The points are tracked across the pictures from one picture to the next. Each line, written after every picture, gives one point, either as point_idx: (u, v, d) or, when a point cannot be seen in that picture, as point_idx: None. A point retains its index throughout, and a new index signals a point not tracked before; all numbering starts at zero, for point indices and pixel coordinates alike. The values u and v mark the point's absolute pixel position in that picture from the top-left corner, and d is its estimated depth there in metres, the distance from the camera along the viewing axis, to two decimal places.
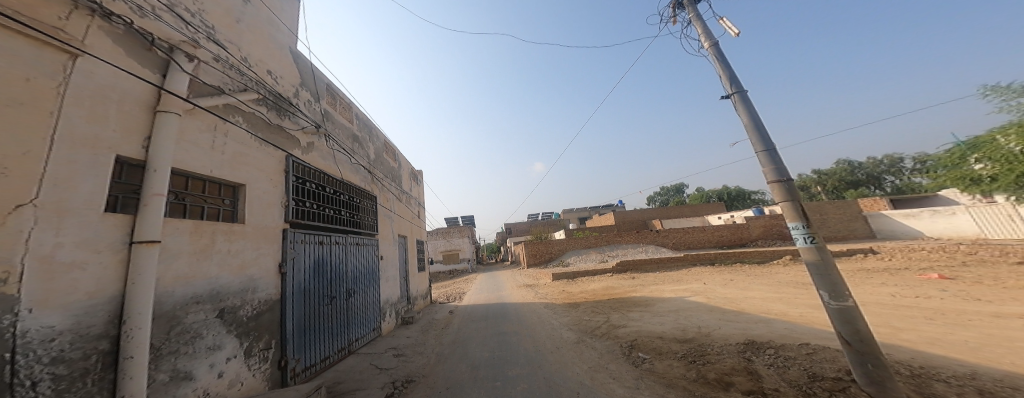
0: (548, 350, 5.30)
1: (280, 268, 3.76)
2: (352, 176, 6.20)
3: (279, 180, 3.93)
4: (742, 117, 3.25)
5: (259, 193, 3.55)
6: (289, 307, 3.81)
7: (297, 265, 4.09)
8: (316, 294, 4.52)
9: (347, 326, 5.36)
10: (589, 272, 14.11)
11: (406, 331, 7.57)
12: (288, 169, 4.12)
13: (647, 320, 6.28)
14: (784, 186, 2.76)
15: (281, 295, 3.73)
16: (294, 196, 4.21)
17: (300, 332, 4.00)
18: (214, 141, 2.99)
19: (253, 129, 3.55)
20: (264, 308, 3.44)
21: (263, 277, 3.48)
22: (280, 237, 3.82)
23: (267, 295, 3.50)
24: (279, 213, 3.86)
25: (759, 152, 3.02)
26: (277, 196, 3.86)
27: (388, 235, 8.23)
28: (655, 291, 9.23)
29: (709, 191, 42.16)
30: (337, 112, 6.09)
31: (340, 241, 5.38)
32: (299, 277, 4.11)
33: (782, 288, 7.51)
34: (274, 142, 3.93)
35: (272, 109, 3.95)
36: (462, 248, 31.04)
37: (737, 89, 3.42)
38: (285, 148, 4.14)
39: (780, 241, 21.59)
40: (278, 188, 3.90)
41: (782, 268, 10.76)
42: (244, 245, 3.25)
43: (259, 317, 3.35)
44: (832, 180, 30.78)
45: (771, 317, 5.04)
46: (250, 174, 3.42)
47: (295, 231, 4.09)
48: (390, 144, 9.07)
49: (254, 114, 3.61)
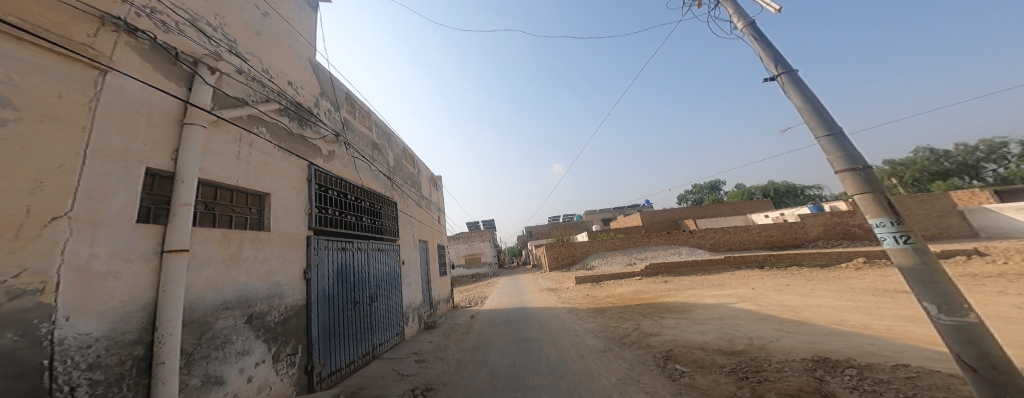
0: (571, 359, 4.95)
1: (304, 274, 3.84)
2: (372, 182, 6.35)
3: (302, 188, 4.04)
4: (794, 100, 2.73)
5: (283, 201, 3.65)
6: (314, 313, 3.87)
7: (321, 271, 4.17)
8: (340, 299, 4.59)
9: (370, 331, 5.42)
10: (618, 276, 13.36)
11: (429, 335, 7.56)
12: (311, 177, 4.25)
13: (685, 328, 5.68)
14: (860, 175, 2.23)
15: (307, 300, 3.79)
16: (317, 203, 4.33)
17: (325, 337, 4.05)
18: (239, 151, 3.11)
19: (276, 140, 3.69)
20: (290, 313, 3.50)
21: (288, 283, 3.54)
22: (305, 243, 3.91)
23: (293, 300, 3.55)
24: (303, 220, 3.97)
25: (820, 137, 2.51)
26: (301, 204, 3.97)
27: (409, 240, 8.33)
28: (693, 296, 8.44)
29: (752, 187, 38.71)
30: (356, 120, 6.28)
31: (362, 247, 5.48)
32: (323, 283, 4.19)
33: (854, 295, 6.47)
34: (297, 151, 4.07)
35: (294, 118, 4.12)
36: (487, 251, 31.21)
37: (783, 69, 2.87)
38: (308, 157, 4.27)
39: (844, 241, 19.09)
40: (301, 196, 4.01)
41: (850, 272, 9.37)
42: (270, 252, 3.34)
43: (286, 323, 3.40)
44: (911, 170, 27.23)
45: (847, 330, 4.28)
46: (274, 183, 3.53)
47: (318, 238, 4.18)
48: (409, 151, 9.26)
49: (277, 125, 3.76)
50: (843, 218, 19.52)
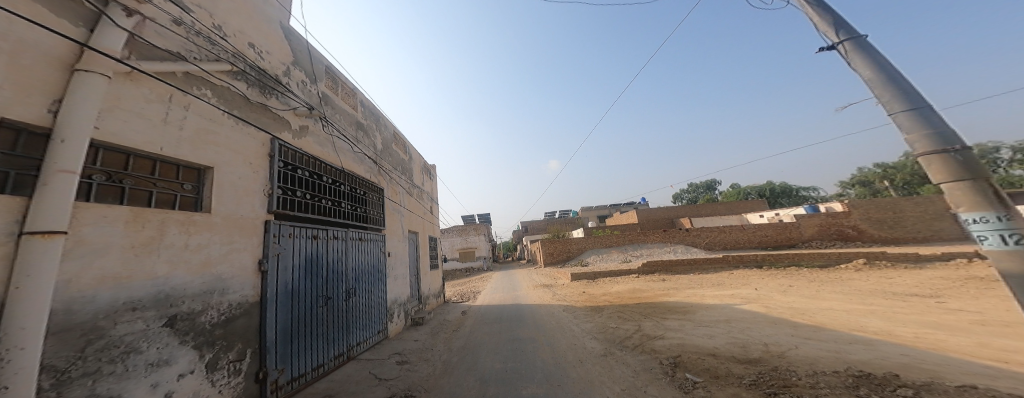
0: (568, 364, 4.50)
1: (259, 265, 3.22)
2: (354, 166, 5.76)
3: (263, 165, 3.40)
4: (861, 71, 2.56)
5: (232, 178, 3.01)
6: (271, 311, 3.28)
7: (283, 262, 3.58)
8: (309, 294, 4.01)
9: (346, 329, 4.89)
10: (614, 272, 12.96)
11: (414, 333, 7.04)
12: (274, 153, 3.60)
13: (690, 330, 5.26)
14: (955, 158, 1.96)
15: (261, 296, 3.20)
16: (281, 183, 3.71)
17: (285, 338, 3.48)
18: (168, 113, 2.46)
19: (226, 106, 3.05)
20: (237, 312, 2.91)
21: (234, 277, 2.93)
22: (261, 229, 3.28)
23: (241, 297, 2.96)
24: (261, 202, 3.33)
25: (898, 112, 2.27)
26: (259, 184, 3.32)
27: (397, 230, 7.76)
28: (694, 295, 8.05)
29: (745, 187, 38.93)
30: (338, 97, 5.66)
31: (338, 236, 4.91)
32: (285, 276, 3.60)
33: (867, 298, 6.10)
34: (257, 122, 3.43)
35: (253, 85, 3.48)
36: (480, 245, 30.75)
37: (846, 36, 2.69)
38: (271, 130, 3.63)
39: (838, 242, 19.03)
40: (261, 174, 3.36)
41: (854, 273, 9.06)
42: (212, 239, 2.72)
43: (229, 323, 2.82)
44: (904, 173, 28.36)
45: (873, 337, 3.85)
46: (220, 154, 2.90)
47: (280, 224, 3.57)
48: (399, 135, 8.67)
49: (229, 89, 3.12)
50: (839, 219, 19.41)
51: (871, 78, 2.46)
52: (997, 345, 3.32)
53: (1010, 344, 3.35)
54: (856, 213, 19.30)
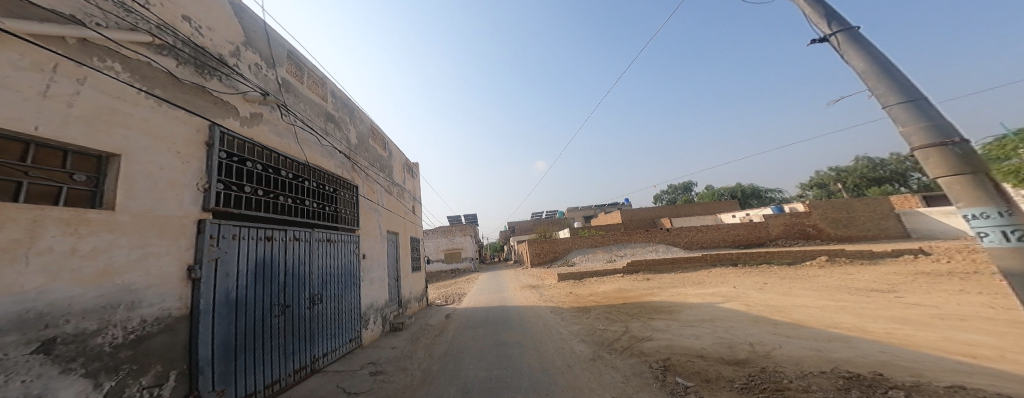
0: (557, 370, 4.33)
1: (190, 273, 2.89)
2: (320, 159, 5.49)
3: (194, 155, 3.08)
4: (854, 62, 2.70)
5: (153, 170, 2.65)
6: (204, 325, 2.96)
7: (223, 269, 3.25)
8: (259, 304, 3.69)
9: (308, 339, 4.56)
10: (599, 272, 13.06)
11: (393, 340, 6.65)
12: (212, 141, 3.31)
13: (678, 331, 5.27)
14: (954, 150, 2.11)
15: (192, 308, 2.89)
16: (222, 176, 3.41)
17: (226, 354, 3.16)
18: (48, 87, 2.05)
19: (143, 85, 2.73)
20: (153, 328, 2.56)
21: (150, 286, 2.55)
22: (194, 228, 2.97)
23: (160, 310, 2.61)
24: (194, 197, 3.02)
25: (893, 103, 2.42)
26: (188, 176, 2.98)
27: (373, 231, 7.36)
28: (677, 294, 8.19)
29: (719, 189, 41.02)
30: (301, 85, 5.36)
31: (297, 237, 4.59)
32: (227, 284, 3.28)
33: (836, 294, 6.39)
34: (189, 105, 3.15)
35: (187, 64, 3.22)
36: (466, 246, 30.31)
37: (838, 28, 2.85)
38: (210, 116, 3.35)
39: (801, 240, 20.39)
40: (191, 165, 3.04)
41: (821, 270, 9.57)
42: (118, 242, 2.32)
43: (142, 342, 2.46)
44: (854, 176, 31.03)
45: (849, 334, 3.96)
46: (132, 141, 2.52)
47: (221, 224, 3.25)
48: (377, 129, 8.23)
49: (148, 64, 2.81)
50: (802, 219, 20.79)
51: (864, 69, 2.61)
52: (962, 340, 3.48)
53: (974, 338, 3.52)
54: (816, 214, 20.73)
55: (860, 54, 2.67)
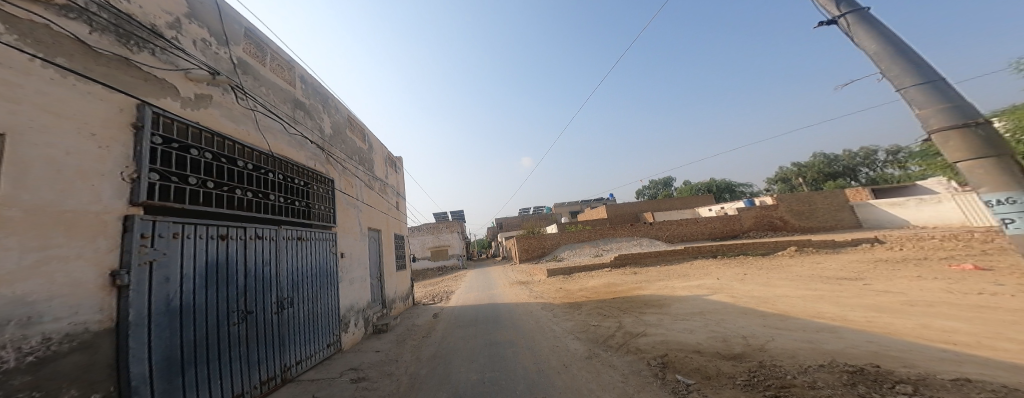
0: (553, 371, 4.17)
1: (113, 279, 2.44)
2: (287, 150, 4.98)
3: (116, 138, 2.62)
4: (868, 43, 3.35)
5: (55, 155, 2.20)
6: (136, 340, 2.53)
7: (160, 273, 2.80)
8: (210, 312, 3.24)
9: (276, 347, 4.13)
10: (586, 267, 13.14)
11: (376, 343, 6.26)
12: (144, 121, 2.86)
13: (670, 325, 5.28)
14: (977, 130, 2.67)
15: (119, 320, 2.45)
16: (159, 163, 2.97)
17: (170, 370, 2.74)
18: None
19: (38, 52, 2.25)
20: (61, 348, 2.08)
21: (53, 297, 2.06)
22: (116, 225, 2.51)
23: (69, 325, 2.12)
24: (115, 188, 2.55)
25: (912, 86, 3.02)
26: (107, 165, 2.51)
27: (352, 228, 6.84)
28: (664, 287, 8.33)
29: (694, 184, 42.95)
30: (262, 67, 4.80)
31: (260, 234, 4.13)
32: (168, 291, 2.85)
33: (812, 283, 6.69)
34: (108, 81, 2.68)
35: (106, 32, 2.74)
36: (451, 244, 29.76)
37: (853, 15, 3.53)
38: (137, 93, 2.90)
39: (769, 232, 21.71)
40: (113, 150, 2.59)
41: (793, 260, 10.09)
42: (4, 243, 1.85)
43: (45, 365, 1.97)
44: (813, 171, 33.52)
45: (835, 324, 4.08)
46: (22, 118, 2.04)
47: (152, 221, 2.78)
48: (355, 119, 7.66)
49: (48, 28, 2.32)
50: (770, 212, 22.12)
51: (880, 53, 3.26)
52: (939, 327, 3.66)
53: (949, 325, 3.71)
54: (783, 206, 22.15)
55: (872, 37, 3.31)
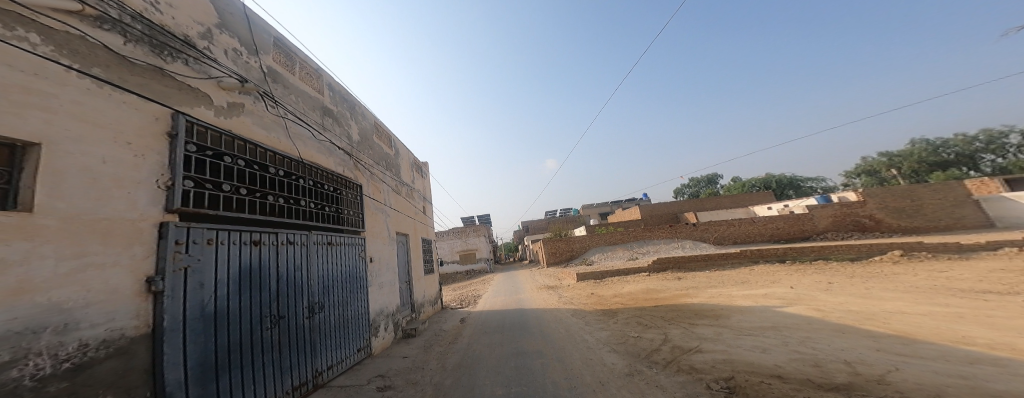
0: (586, 388, 3.50)
1: (149, 285, 2.23)
2: (317, 156, 4.92)
3: (153, 147, 2.42)
4: None
5: (89, 164, 1.99)
6: (170, 345, 2.32)
7: (197, 276, 2.59)
8: (245, 316, 3.05)
9: (308, 352, 3.98)
10: (623, 271, 12.02)
11: (404, 348, 6.08)
12: (176, 131, 2.64)
13: (732, 341, 4.31)
14: None
15: (154, 326, 2.25)
16: (192, 173, 2.73)
17: (204, 378, 2.54)
18: None
19: (75, 62, 2.08)
20: (98, 354, 1.92)
21: (92, 304, 1.89)
22: (150, 234, 2.29)
23: (106, 331, 1.95)
24: (152, 197, 2.35)
25: None
26: (141, 173, 2.29)
27: (380, 233, 6.79)
28: (719, 296, 7.12)
29: (751, 181, 38.34)
30: (292, 75, 4.83)
31: (292, 240, 3.96)
32: (202, 297, 2.62)
33: (934, 297, 5.17)
34: (145, 90, 2.49)
35: (142, 44, 2.57)
36: (482, 247, 29.82)
37: None
38: (169, 102, 2.67)
39: (855, 233, 18.32)
40: (148, 159, 2.37)
41: (896, 267, 8.12)
42: (38, 252, 1.67)
43: (81, 373, 1.82)
44: (909, 161, 27.88)
45: (999, 355, 2.91)
46: (57, 128, 1.86)
47: (185, 227, 2.53)
48: (380, 125, 7.73)
49: (83, 39, 2.15)
50: (853, 209, 18.75)
51: None
52: None
53: None
54: (871, 203, 18.60)
55: None
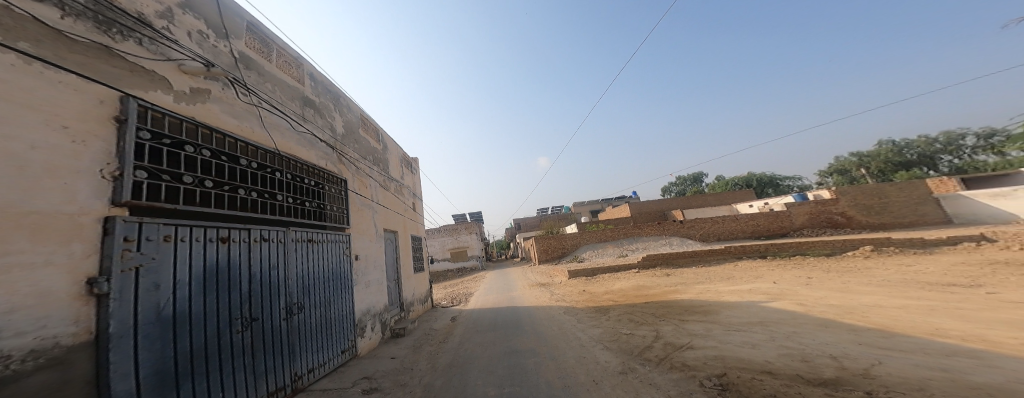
0: (580, 387, 3.47)
1: (91, 287, 1.92)
2: (296, 149, 4.64)
3: (96, 133, 2.09)
4: None
5: (16, 149, 1.67)
6: (119, 354, 2.01)
7: (150, 276, 2.28)
8: (211, 319, 2.76)
9: (284, 356, 3.72)
10: (613, 267, 12.16)
11: (392, 349, 5.89)
12: (127, 115, 2.32)
13: (722, 337, 4.38)
14: None
15: (98, 333, 1.94)
16: (148, 165, 2.43)
17: (162, 388, 2.25)
18: None
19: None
20: (26, 366, 1.60)
21: (15, 309, 1.58)
22: (92, 229, 1.97)
23: (35, 341, 1.65)
24: (94, 189, 2.03)
25: None
26: (82, 161, 1.98)
27: (366, 229, 6.53)
28: (707, 291, 7.28)
29: (733, 180, 39.68)
30: (268, 63, 4.52)
31: (267, 237, 3.68)
32: (158, 300, 2.33)
33: (908, 291, 5.42)
34: (88, 71, 2.17)
35: (87, 19, 2.25)
36: (473, 244, 29.65)
37: None
38: (119, 86, 2.35)
39: (829, 229, 19.24)
40: (91, 146, 2.05)
41: (870, 262, 8.52)
42: None
43: (7, 387, 1.50)
44: (877, 161, 29.50)
45: (974, 347, 3.04)
46: None
47: (136, 221, 2.21)
48: (367, 119, 7.44)
49: (8, 9, 1.80)
50: (827, 207, 19.67)
51: None
52: None
53: None
54: (844, 200, 19.55)
55: None
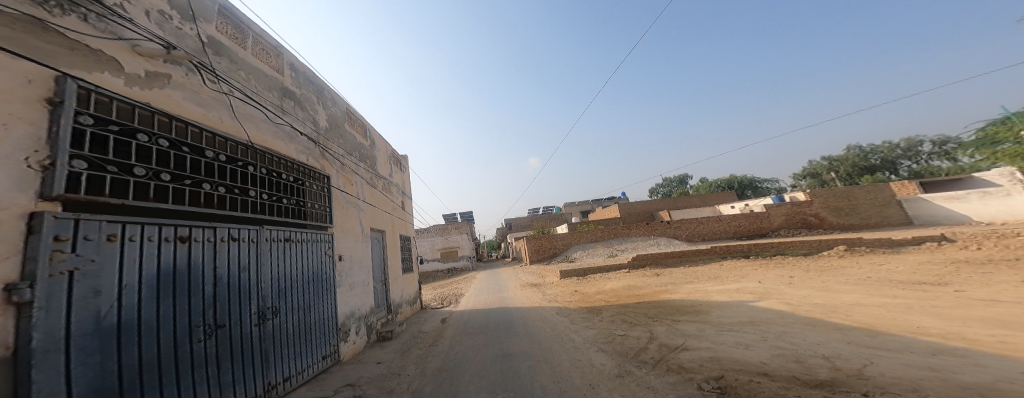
0: (577, 392, 3.37)
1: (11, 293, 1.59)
2: (273, 143, 4.30)
3: (21, 115, 1.77)
4: None
5: None
6: (44, 371, 1.69)
7: (86, 281, 1.95)
8: (166, 327, 2.44)
9: (256, 365, 3.41)
10: (603, 267, 12.24)
11: (379, 353, 5.63)
12: (61, 98, 2.01)
13: (716, 337, 4.40)
14: None
15: (15, 348, 1.62)
16: (89, 155, 2.12)
17: None
18: None
19: None
20: None
21: None
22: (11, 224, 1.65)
23: None
24: (17, 180, 1.70)
25: None
26: (2, 147, 1.66)
27: (351, 229, 6.20)
28: (696, 291, 7.39)
29: (715, 182, 41.07)
30: (242, 50, 4.16)
31: (237, 236, 3.35)
32: (99, 307, 2.00)
33: (884, 289, 5.66)
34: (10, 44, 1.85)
35: None
36: (461, 244, 29.27)
37: None
38: (53, 64, 2.03)
39: (803, 230, 20.20)
40: (14, 131, 1.73)
41: (845, 261, 8.92)
42: None
43: None
44: (846, 165, 31.29)
45: (955, 345, 3.16)
46: None
47: (68, 217, 1.88)
48: (354, 113, 7.09)
49: None
50: (802, 208, 20.64)
51: None
52: None
53: None
54: (818, 202, 20.57)
55: None
